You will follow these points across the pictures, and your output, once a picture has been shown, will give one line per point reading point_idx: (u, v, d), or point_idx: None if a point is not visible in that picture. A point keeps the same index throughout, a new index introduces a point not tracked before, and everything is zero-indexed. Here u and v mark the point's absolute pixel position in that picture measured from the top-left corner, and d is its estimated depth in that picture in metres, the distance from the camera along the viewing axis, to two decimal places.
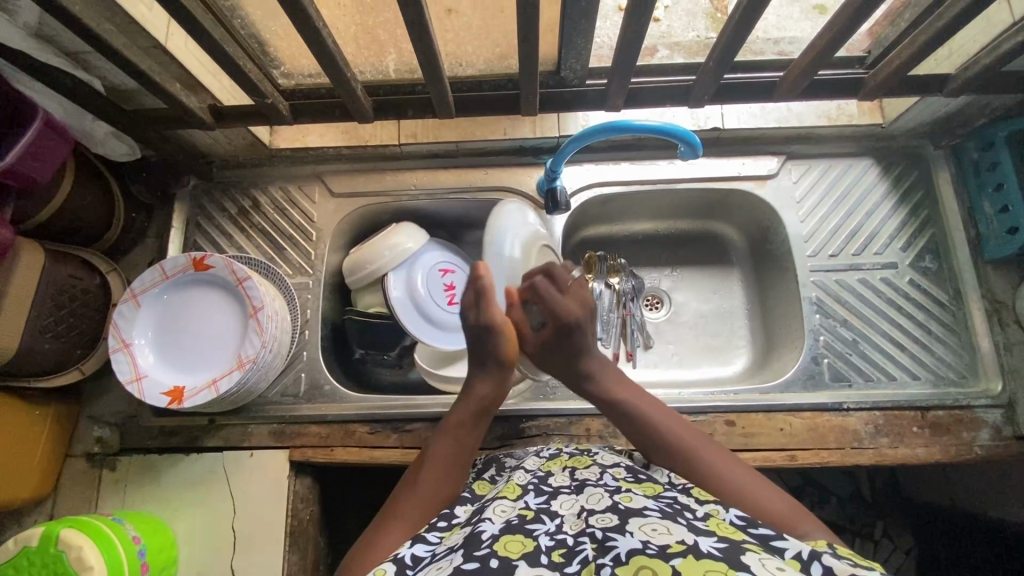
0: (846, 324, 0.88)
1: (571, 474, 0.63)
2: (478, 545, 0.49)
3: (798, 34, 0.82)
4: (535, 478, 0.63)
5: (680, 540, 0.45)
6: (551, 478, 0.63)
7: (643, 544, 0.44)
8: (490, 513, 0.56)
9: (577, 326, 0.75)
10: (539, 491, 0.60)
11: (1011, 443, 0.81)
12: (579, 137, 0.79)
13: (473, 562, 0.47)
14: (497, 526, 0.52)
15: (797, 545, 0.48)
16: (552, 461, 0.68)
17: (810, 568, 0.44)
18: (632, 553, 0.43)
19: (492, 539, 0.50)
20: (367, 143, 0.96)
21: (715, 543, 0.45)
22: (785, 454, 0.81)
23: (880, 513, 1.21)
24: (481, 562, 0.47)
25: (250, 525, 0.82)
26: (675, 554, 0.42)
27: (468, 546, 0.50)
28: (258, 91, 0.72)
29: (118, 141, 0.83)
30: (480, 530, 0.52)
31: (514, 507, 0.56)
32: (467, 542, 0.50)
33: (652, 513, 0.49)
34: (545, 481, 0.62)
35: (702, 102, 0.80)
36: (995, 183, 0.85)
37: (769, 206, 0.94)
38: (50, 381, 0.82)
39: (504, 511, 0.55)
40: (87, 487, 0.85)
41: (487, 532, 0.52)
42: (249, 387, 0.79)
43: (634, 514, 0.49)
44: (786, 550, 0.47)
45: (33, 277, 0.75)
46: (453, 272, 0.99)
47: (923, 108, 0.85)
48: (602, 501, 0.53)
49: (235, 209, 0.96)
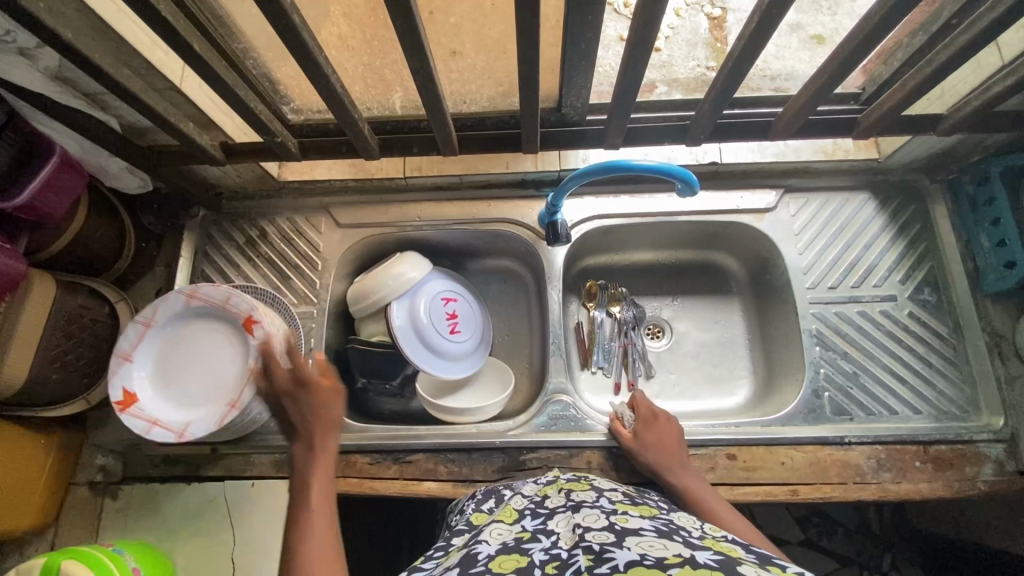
0: (847, 357, 0.89)
1: (567, 495, 0.61)
2: (473, 564, 0.48)
3: (796, 63, 0.87)
4: (532, 502, 0.62)
5: (677, 553, 0.45)
6: (547, 501, 0.61)
7: (640, 556, 0.44)
8: (486, 535, 0.55)
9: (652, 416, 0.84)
10: (536, 514, 0.58)
11: (1015, 479, 0.81)
12: (579, 174, 0.81)
13: None
14: (493, 548, 0.51)
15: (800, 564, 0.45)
16: (548, 486, 0.67)
17: None
18: (631, 563, 0.43)
19: (486, 559, 0.49)
20: (373, 176, 0.97)
21: (712, 555, 0.44)
22: (787, 488, 0.81)
23: (888, 546, 1.21)
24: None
25: (248, 557, 0.82)
26: (672, 565, 0.42)
27: (463, 564, 0.49)
28: (267, 130, 0.75)
29: (132, 175, 0.85)
30: (476, 550, 0.51)
31: (510, 530, 0.55)
32: (462, 562, 0.49)
33: (648, 532, 0.49)
34: (542, 504, 0.61)
35: (699, 141, 0.82)
36: (991, 217, 0.86)
37: (768, 238, 0.95)
38: (56, 412, 0.83)
39: (500, 534, 0.54)
40: (89, 517, 0.85)
41: (482, 552, 0.51)
42: (252, 417, 0.81)
43: (631, 533, 0.49)
44: (788, 565, 0.44)
45: (44, 308, 0.76)
46: (455, 296, 0.99)
47: (918, 145, 0.87)
48: (599, 521, 0.52)
49: (242, 239, 0.98)
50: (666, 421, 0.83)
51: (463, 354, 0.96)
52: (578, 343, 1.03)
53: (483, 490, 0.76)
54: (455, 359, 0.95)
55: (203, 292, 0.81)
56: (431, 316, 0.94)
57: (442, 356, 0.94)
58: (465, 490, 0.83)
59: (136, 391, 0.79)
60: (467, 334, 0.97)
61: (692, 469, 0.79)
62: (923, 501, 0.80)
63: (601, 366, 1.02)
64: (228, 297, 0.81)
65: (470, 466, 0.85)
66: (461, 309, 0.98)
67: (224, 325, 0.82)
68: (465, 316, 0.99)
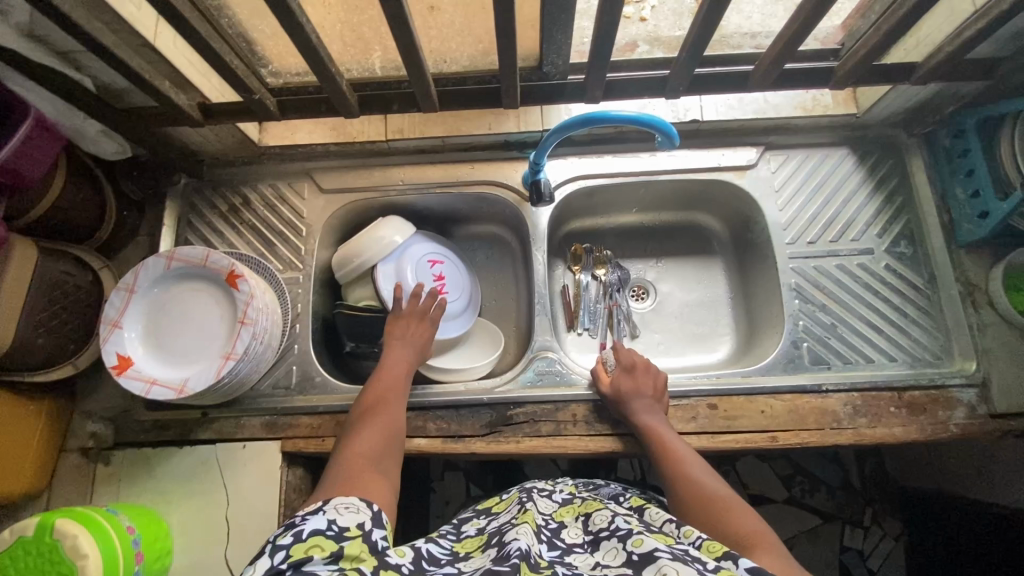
0: (825, 309, 0.91)
1: (585, 526, 0.63)
2: (505, 560, 0.50)
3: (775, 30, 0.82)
4: (549, 527, 0.63)
5: None
6: (564, 531, 0.63)
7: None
8: (514, 534, 0.56)
9: (639, 363, 0.86)
10: (553, 544, 0.59)
11: (987, 421, 0.83)
12: (558, 129, 0.81)
13: (504, 565, 0.49)
14: (524, 544, 0.53)
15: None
16: (564, 508, 0.69)
17: None
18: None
19: (520, 554, 0.51)
20: (355, 140, 0.96)
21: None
22: (766, 435, 0.83)
23: (870, 501, 1.26)
24: (511, 565, 0.49)
25: (241, 516, 0.83)
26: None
27: (495, 561, 0.51)
28: (244, 87, 0.74)
29: (109, 139, 0.84)
30: (509, 545, 0.53)
31: (535, 542, 0.56)
32: (496, 558, 0.52)
33: (663, 555, 0.51)
34: (559, 534, 0.62)
35: (678, 93, 0.82)
36: (966, 168, 0.87)
37: (748, 196, 0.96)
38: (44, 376, 0.83)
39: (528, 535, 0.56)
40: (82, 482, 0.86)
41: (516, 547, 0.53)
42: (241, 379, 0.81)
43: (647, 561, 0.51)
44: None
45: (26, 273, 0.76)
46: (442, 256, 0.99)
47: (895, 97, 0.88)
48: (618, 556, 0.54)
49: (225, 207, 0.98)
50: (644, 367, 0.85)
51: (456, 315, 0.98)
52: (564, 306, 1.04)
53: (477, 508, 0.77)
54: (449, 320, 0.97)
55: (181, 254, 0.81)
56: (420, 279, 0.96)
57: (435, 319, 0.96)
58: (455, 446, 0.85)
59: (131, 353, 0.79)
60: (457, 295, 0.98)
61: (663, 416, 0.81)
62: (898, 445, 0.83)
63: (587, 327, 1.03)
64: (207, 256, 0.81)
65: (458, 422, 0.87)
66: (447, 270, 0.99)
67: (208, 284, 0.83)
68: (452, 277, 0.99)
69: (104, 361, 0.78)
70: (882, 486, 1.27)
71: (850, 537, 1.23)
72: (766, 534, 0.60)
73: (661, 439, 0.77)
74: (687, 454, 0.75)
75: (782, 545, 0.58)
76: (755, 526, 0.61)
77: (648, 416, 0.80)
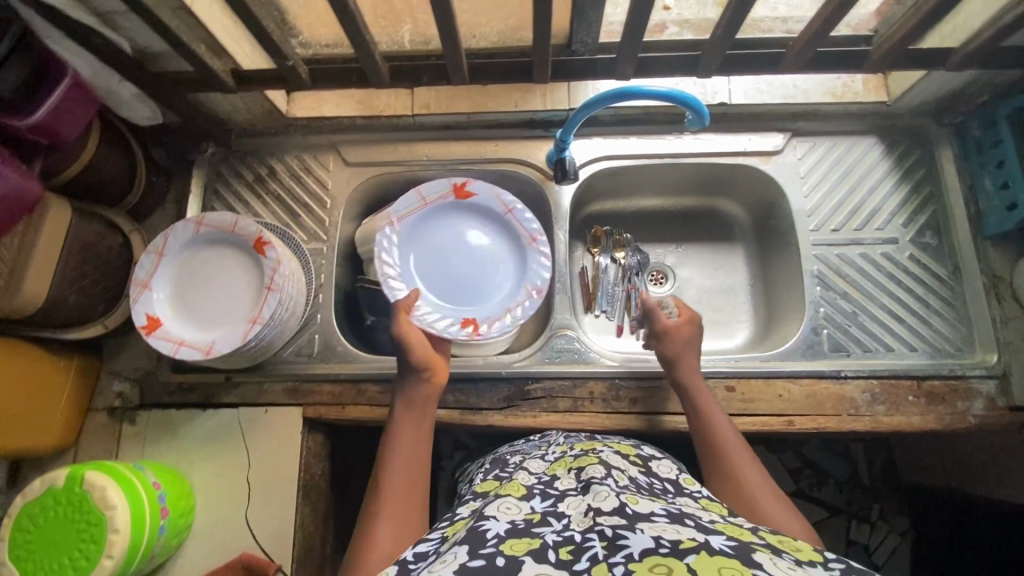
0: (847, 297, 0.90)
1: (577, 475, 0.61)
2: (483, 544, 0.48)
3: (805, 14, 0.82)
4: (541, 481, 0.62)
5: (691, 537, 0.46)
6: (557, 481, 0.62)
7: (656, 543, 0.45)
8: (493, 510, 0.55)
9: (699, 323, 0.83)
10: (546, 495, 0.59)
11: (1005, 413, 0.83)
12: (586, 105, 0.81)
13: (479, 560, 0.46)
14: (503, 527, 0.51)
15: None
16: (557, 463, 0.68)
17: (825, 555, 0.45)
18: (647, 551, 0.44)
19: (497, 539, 0.49)
20: (381, 113, 0.97)
21: (726, 540, 0.46)
22: (782, 419, 0.84)
23: (878, 496, 1.26)
24: (488, 560, 0.46)
25: (262, 477, 0.85)
26: (688, 550, 0.44)
27: (472, 543, 0.49)
28: (279, 52, 0.74)
29: (142, 104, 0.84)
30: (484, 527, 0.51)
31: (520, 508, 0.56)
32: (472, 538, 0.50)
33: (660, 518, 0.49)
34: (551, 484, 0.61)
35: (708, 72, 0.81)
36: (996, 160, 0.87)
37: (774, 181, 0.96)
38: (77, 335, 0.85)
39: (509, 511, 0.54)
40: (108, 439, 0.88)
41: (491, 528, 0.51)
42: (266, 343, 0.82)
43: (642, 518, 0.49)
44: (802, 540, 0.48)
45: (61, 231, 0.78)
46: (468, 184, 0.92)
47: (929, 84, 0.87)
48: (609, 501, 0.53)
49: (252, 176, 0.99)
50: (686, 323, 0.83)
51: (513, 271, 0.92)
52: (582, 287, 1.05)
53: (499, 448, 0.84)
54: (501, 282, 0.91)
55: (209, 219, 0.83)
56: (448, 253, 0.92)
57: (480, 286, 0.91)
58: (474, 418, 0.87)
59: (159, 314, 0.81)
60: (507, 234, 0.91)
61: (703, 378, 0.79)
62: (914, 433, 0.83)
63: (605, 310, 1.04)
64: (236, 223, 0.82)
65: (476, 395, 0.88)
66: (487, 210, 0.93)
67: (235, 249, 0.84)
68: (496, 219, 0.93)
69: (133, 320, 0.80)
70: (890, 482, 1.27)
71: (856, 532, 1.24)
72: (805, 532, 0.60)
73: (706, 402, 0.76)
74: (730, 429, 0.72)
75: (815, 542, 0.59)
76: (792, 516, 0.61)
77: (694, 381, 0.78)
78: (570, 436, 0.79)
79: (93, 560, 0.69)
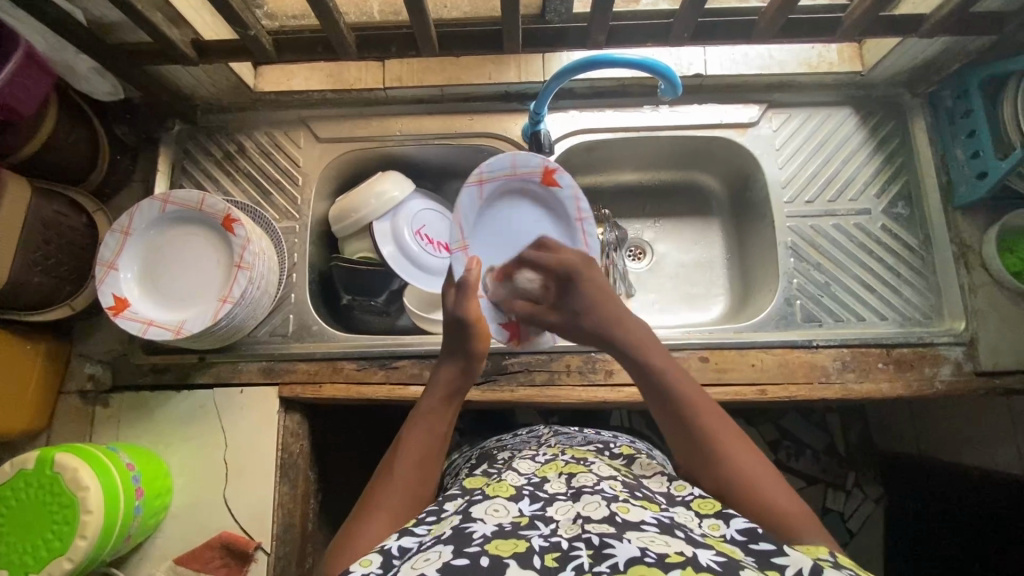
0: (819, 268, 0.91)
1: (568, 481, 0.61)
2: (468, 543, 0.50)
3: None
4: (531, 482, 0.62)
5: (679, 551, 0.46)
6: (547, 484, 0.62)
7: (642, 552, 0.46)
8: (481, 511, 0.55)
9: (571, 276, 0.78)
10: (535, 497, 0.59)
11: (970, 378, 0.85)
12: (559, 75, 0.79)
13: (462, 559, 0.47)
14: (490, 528, 0.52)
15: (797, 559, 0.47)
16: (547, 466, 0.67)
17: None
18: (632, 561, 0.45)
19: (483, 540, 0.50)
20: (352, 87, 0.94)
21: (714, 556, 0.46)
22: (755, 388, 0.85)
23: (853, 466, 1.30)
24: (472, 560, 0.47)
25: (240, 457, 0.85)
26: (674, 564, 0.44)
27: (457, 542, 0.50)
28: (240, 22, 0.72)
29: (101, 78, 0.82)
30: (471, 528, 0.52)
31: (507, 510, 0.56)
32: (456, 539, 0.51)
33: (649, 527, 0.51)
34: (541, 486, 0.61)
35: (682, 41, 0.79)
36: (968, 129, 0.87)
37: (749, 154, 0.96)
38: (43, 316, 0.83)
39: (497, 513, 0.55)
40: (81, 422, 0.87)
41: (477, 531, 0.52)
42: (238, 323, 0.81)
43: (631, 527, 0.51)
44: (787, 567, 0.47)
45: (20, 211, 0.76)
46: (558, 171, 0.84)
47: (903, 52, 0.86)
48: (599, 511, 0.53)
49: (220, 154, 0.96)
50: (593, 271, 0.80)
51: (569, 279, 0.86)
52: None
53: (483, 443, 0.89)
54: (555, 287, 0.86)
55: (176, 197, 0.81)
56: (523, 239, 0.85)
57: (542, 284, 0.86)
58: None
59: (127, 295, 0.79)
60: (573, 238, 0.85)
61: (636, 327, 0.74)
62: (884, 399, 0.85)
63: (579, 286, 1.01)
64: (203, 199, 0.80)
65: None
66: (561, 207, 0.86)
67: (204, 227, 0.82)
68: (565, 221, 0.86)
69: (100, 301, 0.78)
70: (865, 451, 1.31)
71: (832, 501, 1.27)
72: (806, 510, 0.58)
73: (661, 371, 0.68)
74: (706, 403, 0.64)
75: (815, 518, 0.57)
76: (786, 499, 0.58)
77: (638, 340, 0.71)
78: (559, 437, 0.80)
79: (66, 540, 0.68)
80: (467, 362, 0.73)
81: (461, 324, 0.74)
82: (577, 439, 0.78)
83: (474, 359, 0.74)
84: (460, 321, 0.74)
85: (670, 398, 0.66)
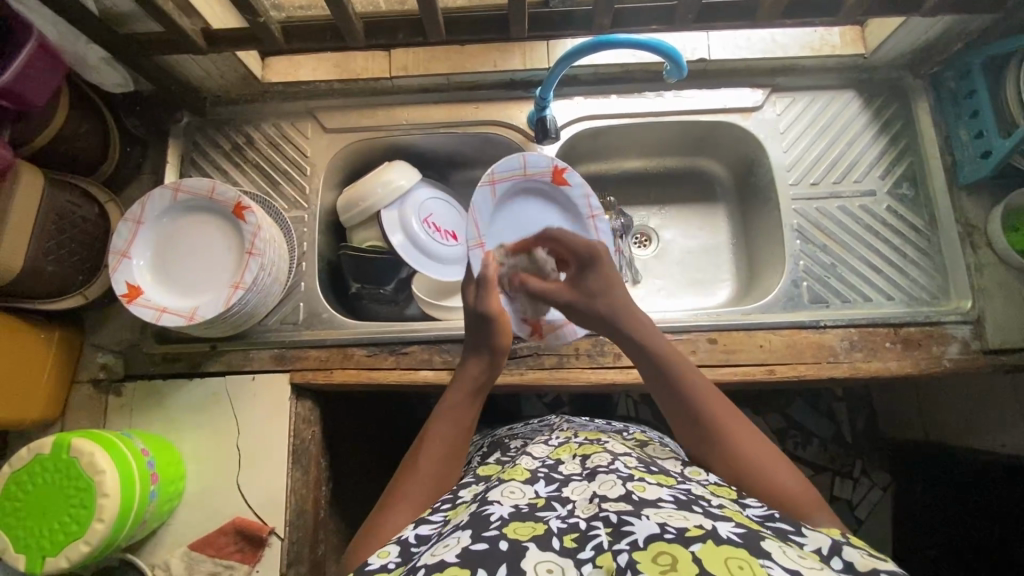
0: (825, 250, 0.92)
1: (582, 462, 0.62)
2: (486, 527, 0.49)
3: None
4: (545, 465, 0.63)
5: (698, 524, 0.46)
6: (561, 465, 0.62)
7: (661, 529, 0.45)
8: (498, 495, 0.56)
9: (591, 258, 0.79)
10: (550, 479, 0.59)
11: (978, 356, 0.85)
12: (563, 58, 0.79)
13: (482, 544, 0.47)
14: (506, 510, 0.52)
15: (818, 538, 0.49)
16: (561, 449, 0.68)
17: (831, 562, 0.46)
18: (651, 538, 0.44)
19: (500, 522, 0.50)
20: (359, 77, 0.95)
21: (733, 528, 0.47)
22: (764, 368, 0.85)
23: (860, 453, 1.30)
24: (490, 545, 0.47)
25: (253, 443, 0.86)
26: (695, 539, 0.44)
27: (475, 526, 0.50)
28: (249, 8, 0.72)
29: (112, 69, 0.83)
30: (488, 511, 0.52)
31: (524, 492, 0.56)
32: (473, 522, 0.51)
33: (667, 504, 0.50)
34: (556, 468, 0.62)
35: (686, 23, 0.80)
36: (971, 110, 0.88)
37: (753, 138, 0.96)
38: (57, 305, 0.84)
39: (513, 496, 0.55)
40: (94, 411, 0.88)
41: (494, 513, 0.52)
42: (251, 308, 0.82)
43: (648, 504, 0.50)
44: (807, 544, 0.49)
45: (34, 200, 0.77)
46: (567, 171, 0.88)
47: (905, 33, 0.87)
48: (615, 489, 0.53)
49: (228, 145, 0.97)
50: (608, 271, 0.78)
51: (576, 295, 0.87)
52: None
53: (497, 431, 0.89)
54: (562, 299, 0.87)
55: (187, 186, 0.82)
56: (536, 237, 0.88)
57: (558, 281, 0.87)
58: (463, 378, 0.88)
59: (139, 282, 0.80)
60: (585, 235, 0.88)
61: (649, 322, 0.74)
62: (892, 378, 0.85)
63: None
64: (213, 187, 0.81)
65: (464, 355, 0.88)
66: (572, 206, 0.89)
67: (216, 217, 0.83)
68: (578, 219, 0.89)
69: (114, 289, 0.79)
70: (873, 438, 1.31)
71: (840, 488, 1.27)
72: (812, 491, 0.59)
73: (663, 356, 0.70)
74: (706, 389, 0.66)
75: (831, 509, 0.59)
76: (791, 480, 0.59)
77: (640, 330, 0.73)
78: (571, 424, 0.81)
79: (83, 524, 0.69)
80: (492, 358, 0.74)
81: (481, 321, 0.74)
82: (590, 426, 0.79)
83: (497, 353, 0.75)
84: (483, 318, 0.74)
85: (681, 395, 0.67)
